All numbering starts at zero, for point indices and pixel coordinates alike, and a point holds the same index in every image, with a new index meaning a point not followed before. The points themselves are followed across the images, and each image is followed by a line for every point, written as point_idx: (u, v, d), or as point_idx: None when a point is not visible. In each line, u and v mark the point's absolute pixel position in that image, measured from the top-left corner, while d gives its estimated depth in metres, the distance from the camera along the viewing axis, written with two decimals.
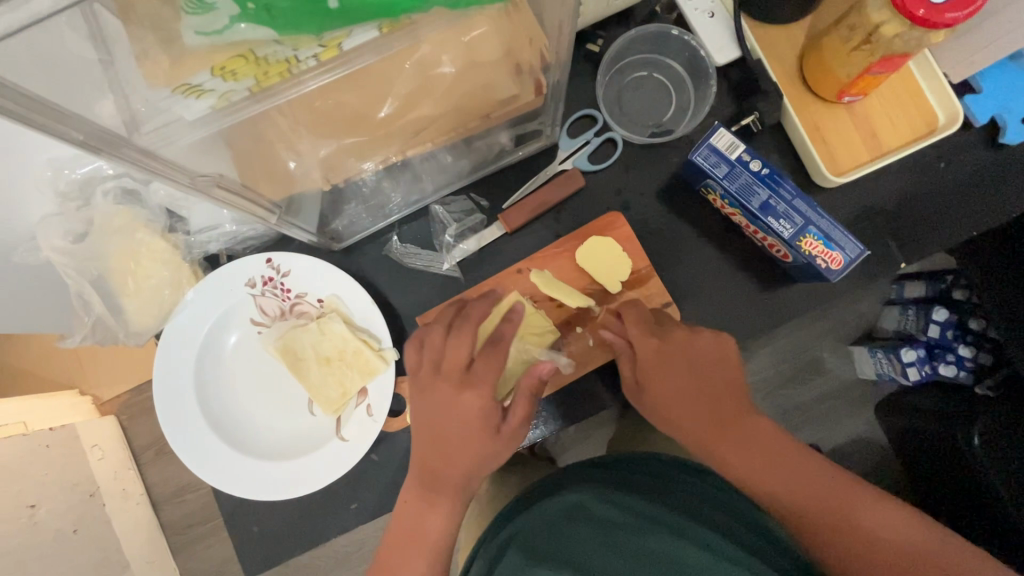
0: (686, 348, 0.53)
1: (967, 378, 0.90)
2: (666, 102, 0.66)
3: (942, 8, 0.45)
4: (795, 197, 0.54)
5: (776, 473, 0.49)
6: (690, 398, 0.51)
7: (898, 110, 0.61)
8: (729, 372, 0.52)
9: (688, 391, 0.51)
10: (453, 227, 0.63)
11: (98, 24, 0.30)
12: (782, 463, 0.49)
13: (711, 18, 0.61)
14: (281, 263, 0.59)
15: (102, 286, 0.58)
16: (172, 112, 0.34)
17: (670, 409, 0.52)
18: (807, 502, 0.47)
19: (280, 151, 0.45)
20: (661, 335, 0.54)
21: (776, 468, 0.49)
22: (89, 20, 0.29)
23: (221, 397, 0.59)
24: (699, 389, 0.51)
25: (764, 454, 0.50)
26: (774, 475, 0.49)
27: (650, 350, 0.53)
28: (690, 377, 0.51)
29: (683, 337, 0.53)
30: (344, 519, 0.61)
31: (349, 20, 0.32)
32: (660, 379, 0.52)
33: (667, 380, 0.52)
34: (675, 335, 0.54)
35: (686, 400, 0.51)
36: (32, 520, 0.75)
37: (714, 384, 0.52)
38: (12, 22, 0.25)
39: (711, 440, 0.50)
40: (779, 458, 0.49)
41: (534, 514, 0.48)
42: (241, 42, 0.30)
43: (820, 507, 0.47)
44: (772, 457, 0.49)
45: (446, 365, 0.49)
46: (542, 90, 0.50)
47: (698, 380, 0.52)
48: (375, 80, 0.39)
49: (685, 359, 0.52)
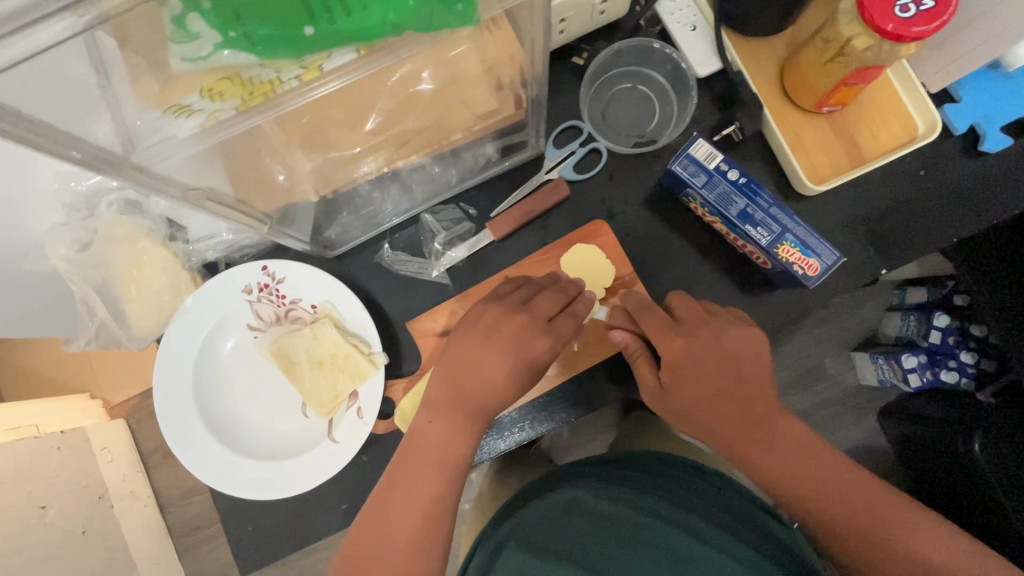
0: (714, 347, 0.51)
1: (968, 384, 0.91)
2: (650, 113, 0.67)
3: (910, 22, 0.46)
4: (772, 205, 0.56)
5: (792, 474, 0.49)
6: (716, 400, 0.51)
7: (877, 119, 0.63)
8: (758, 370, 0.52)
9: (713, 392, 0.51)
10: (442, 235, 0.65)
11: (99, 54, 0.32)
12: (806, 463, 0.49)
13: (693, 32, 0.63)
14: (276, 270, 0.61)
15: (104, 294, 0.60)
16: (165, 132, 0.36)
17: (696, 409, 0.51)
18: (825, 504, 0.48)
19: (270, 165, 0.47)
20: (685, 333, 0.52)
21: (798, 471, 0.49)
22: (92, 50, 0.31)
23: (218, 400, 0.62)
24: (726, 388, 0.51)
25: (786, 453, 0.50)
26: (799, 477, 0.49)
27: (672, 350, 0.51)
28: (717, 378, 0.51)
29: (707, 338, 0.52)
30: (335, 518, 0.63)
31: (326, 45, 0.33)
32: (683, 381, 0.51)
33: (692, 382, 0.51)
34: (701, 334, 0.52)
35: (712, 403, 0.51)
36: (42, 521, 0.78)
37: (740, 385, 0.51)
38: (20, 50, 0.27)
39: (734, 440, 0.51)
40: (801, 459, 0.50)
41: (535, 509, 0.54)
42: (225, 66, 0.33)
43: (850, 509, 0.47)
44: (791, 460, 0.49)
45: (491, 336, 0.53)
46: (522, 105, 0.52)
47: (725, 380, 0.51)
48: (357, 96, 0.41)
49: (714, 360, 0.51)
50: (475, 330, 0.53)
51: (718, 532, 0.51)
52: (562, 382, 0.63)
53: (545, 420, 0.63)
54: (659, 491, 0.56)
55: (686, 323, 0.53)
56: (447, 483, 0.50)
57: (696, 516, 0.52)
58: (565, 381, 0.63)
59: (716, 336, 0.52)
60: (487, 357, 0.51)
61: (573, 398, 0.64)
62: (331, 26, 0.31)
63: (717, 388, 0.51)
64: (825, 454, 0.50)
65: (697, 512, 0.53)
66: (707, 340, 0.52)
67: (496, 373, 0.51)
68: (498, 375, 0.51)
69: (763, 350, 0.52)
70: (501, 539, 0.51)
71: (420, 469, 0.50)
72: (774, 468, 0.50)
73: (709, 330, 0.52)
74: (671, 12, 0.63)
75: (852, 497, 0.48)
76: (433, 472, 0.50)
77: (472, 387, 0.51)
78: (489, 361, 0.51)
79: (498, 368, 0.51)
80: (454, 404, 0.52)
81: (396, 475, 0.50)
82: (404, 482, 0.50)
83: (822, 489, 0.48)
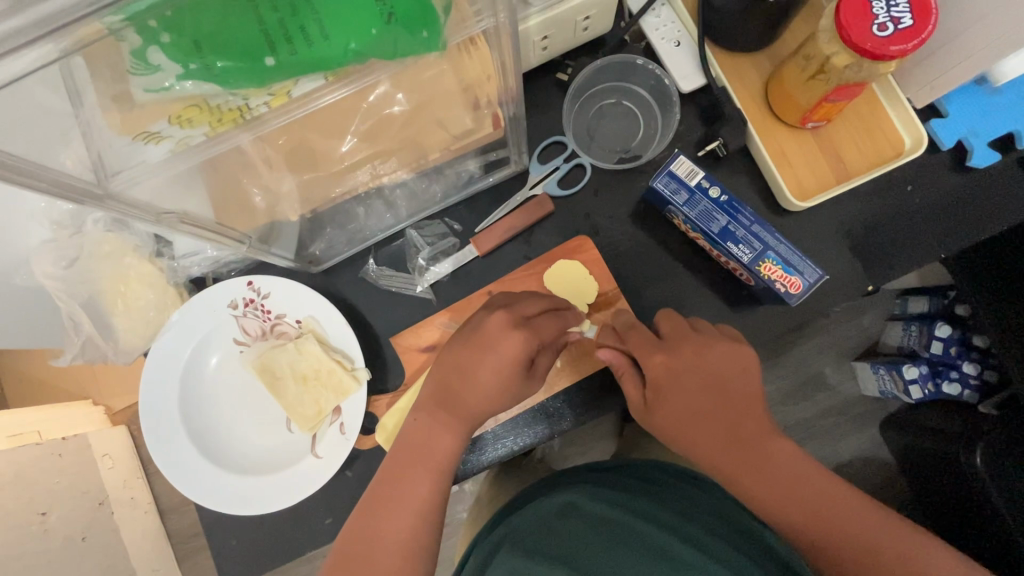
0: (698, 363, 0.51)
1: (972, 397, 0.89)
2: (635, 129, 0.68)
3: (887, 40, 0.46)
4: (754, 222, 0.56)
5: (781, 479, 0.48)
6: (702, 417, 0.50)
7: (863, 134, 0.62)
8: (750, 387, 0.51)
9: (700, 409, 0.50)
10: (426, 250, 0.65)
11: (73, 84, 0.33)
12: (799, 483, 0.47)
13: (678, 47, 0.63)
14: (261, 286, 0.62)
15: (91, 309, 0.61)
16: (138, 159, 0.37)
17: (681, 426, 0.50)
18: (818, 513, 0.46)
19: (248, 186, 0.47)
20: (669, 351, 0.52)
21: (788, 494, 0.47)
22: (66, 80, 0.32)
23: (204, 413, 0.62)
24: (715, 406, 0.50)
25: (776, 473, 0.48)
26: (788, 499, 0.47)
27: (656, 368, 0.52)
28: (701, 395, 0.50)
29: (690, 355, 0.51)
30: (319, 533, 0.63)
31: (290, 74, 0.34)
32: (667, 398, 0.51)
33: (677, 399, 0.51)
34: (684, 352, 0.52)
35: (698, 420, 0.50)
36: (43, 527, 0.79)
37: (727, 404, 0.50)
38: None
39: (721, 458, 0.49)
40: (797, 474, 0.48)
41: (527, 517, 0.55)
42: (192, 95, 0.34)
43: (843, 539, 0.44)
44: (784, 472, 0.48)
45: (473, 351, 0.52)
46: (500, 123, 0.52)
47: (713, 399, 0.50)
48: (332, 118, 0.41)
49: (700, 377, 0.51)
50: (462, 341, 0.53)
51: (709, 537, 0.50)
52: (546, 398, 0.63)
53: (529, 435, 0.63)
54: (653, 496, 0.56)
55: (670, 341, 0.53)
56: (423, 508, 0.48)
57: (689, 521, 0.52)
58: (549, 397, 0.63)
59: (699, 352, 0.52)
60: (473, 359, 0.51)
61: (557, 414, 0.63)
62: (291, 57, 0.32)
63: (703, 405, 0.50)
64: (820, 477, 0.47)
65: (690, 517, 0.53)
66: (691, 357, 0.51)
67: (482, 378, 0.51)
68: (480, 392, 0.51)
69: (750, 364, 0.51)
70: (495, 543, 0.53)
71: (409, 481, 0.49)
72: (767, 487, 0.47)
73: (691, 347, 0.52)
74: (655, 28, 0.63)
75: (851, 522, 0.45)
76: (419, 481, 0.49)
77: (455, 396, 0.51)
78: (474, 367, 0.51)
79: (483, 385, 0.51)
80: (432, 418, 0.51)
81: (386, 475, 0.50)
82: (385, 491, 0.49)
83: (812, 514, 0.46)
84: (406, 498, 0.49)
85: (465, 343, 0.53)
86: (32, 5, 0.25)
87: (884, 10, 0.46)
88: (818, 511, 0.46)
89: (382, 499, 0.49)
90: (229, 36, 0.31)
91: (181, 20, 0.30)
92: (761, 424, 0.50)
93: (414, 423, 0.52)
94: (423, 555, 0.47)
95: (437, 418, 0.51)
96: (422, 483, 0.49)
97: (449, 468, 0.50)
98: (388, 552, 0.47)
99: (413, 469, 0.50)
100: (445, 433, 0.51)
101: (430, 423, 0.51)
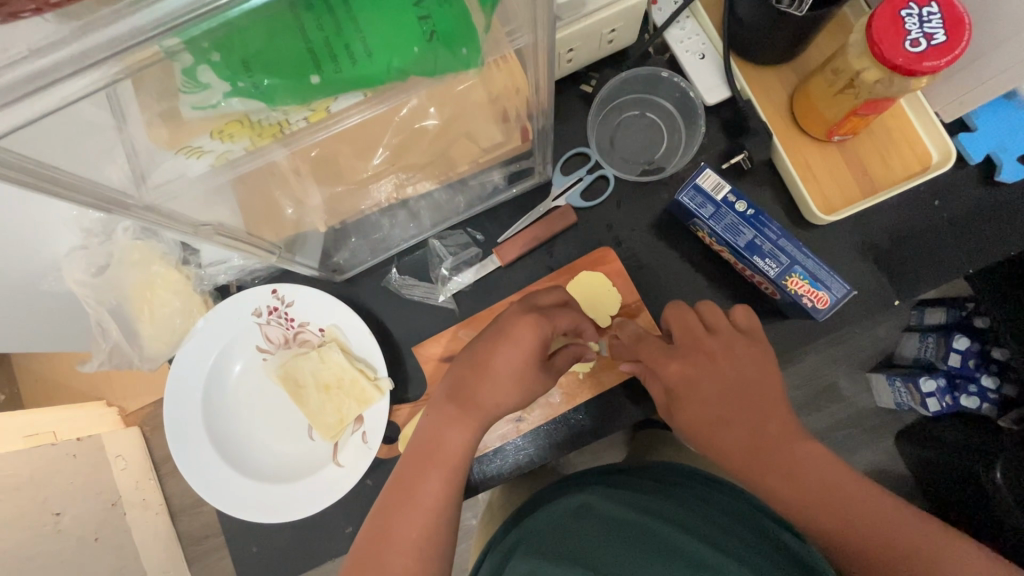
0: (717, 370, 0.50)
1: (990, 410, 0.87)
2: (658, 141, 0.68)
3: (922, 56, 0.45)
4: (780, 237, 0.55)
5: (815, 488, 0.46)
6: (723, 423, 0.49)
7: (889, 149, 0.62)
8: (774, 392, 0.50)
9: (720, 416, 0.49)
10: (449, 261, 0.65)
11: (121, 107, 0.33)
12: (823, 481, 0.46)
13: (703, 60, 0.63)
14: (285, 294, 0.62)
15: (119, 315, 0.62)
16: (176, 171, 0.38)
17: (704, 433, 0.49)
18: (852, 528, 0.44)
19: (279, 197, 0.48)
20: (683, 358, 0.51)
21: (813, 495, 0.45)
22: (113, 102, 0.32)
23: (226, 420, 0.62)
24: (741, 417, 0.48)
25: (799, 475, 0.46)
26: (813, 504, 0.45)
27: (672, 376, 0.51)
28: (720, 401, 0.49)
29: (706, 362, 0.51)
30: (339, 541, 0.63)
31: (331, 92, 0.35)
32: (687, 405, 0.50)
33: (697, 405, 0.50)
34: (700, 359, 0.51)
35: (718, 426, 0.49)
36: (57, 528, 0.77)
37: (757, 416, 0.48)
38: (51, 105, 0.27)
39: (753, 471, 0.47)
40: (834, 486, 0.45)
41: (546, 520, 0.55)
42: (235, 112, 0.34)
43: (875, 543, 0.43)
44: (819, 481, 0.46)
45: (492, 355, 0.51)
46: (529, 135, 0.53)
47: (736, 408, 0.49)
48: (365, 133, 0.42)
49: (720, 383, 0.49)
50: (482, 346, 0.52)
51: (725, 538, 0.50)
52: (567, 410, 0.63)
53: (549, 446, 0.63)
54: (670, 497, 0.57)
55: (682, 348, 0.52)
56: (444, 517, 0.48)
57: (706, 522, 0.52)
58: (571, 408, 0.63)
59: (712, 358, 0.51)
60: (486, 356, 0.51)
61: (578, 425, 0.63)
62: (335, 74, 0.33)
63: (725, 414, 0.49)
64: (855, 485, 0.45)
65: (708, 518, 0.53)
66: (706, 363, 0.51)
67: (503, 372, 0.51)
68: (505, 399, 0.51)
69: (769, 365, 0.51)
70: (511, 546, 0.53)
71: (434, 487, 0.49)
72: (795, 492, 0.46)
73: (705, 352, 0.51)
74: (679, 40, 0.63)
75: (881, 526, 0.43)
76: (433, 481, 0.49)
77: (476, 396, 0.51)
78: (491, 361, 0.51)
79: (506, 393, 0.51)
80: (447, 421, 0.51)
81: (401, 474, 0.50)
82: (401, 491, 0.49)
83: (836, 520, 0.44)
84: (422, 500, 0.48)
85: (483, 347, 0.52)
86: (92, 32, 0.26)
87: (917, 26, 0.46)
88: (850, 515, 0.44)
89: (396, 501, 0.48)
90: (278, 57, 0.31)
91: (231, 40, 0.29)
92: (787, 426, 0.48)
93: (425, 419, 0.52)
94: (435, 554, 0.46)
95: (445, 413, 0.51)
96: (437, 490, 0.48)
97: (462, 471, 0.50)
98: (399, 552, 0.46)
99: (430, 473, 0.49)
100: (457, 430, 0.50)
101: (445, 422, 0.51)
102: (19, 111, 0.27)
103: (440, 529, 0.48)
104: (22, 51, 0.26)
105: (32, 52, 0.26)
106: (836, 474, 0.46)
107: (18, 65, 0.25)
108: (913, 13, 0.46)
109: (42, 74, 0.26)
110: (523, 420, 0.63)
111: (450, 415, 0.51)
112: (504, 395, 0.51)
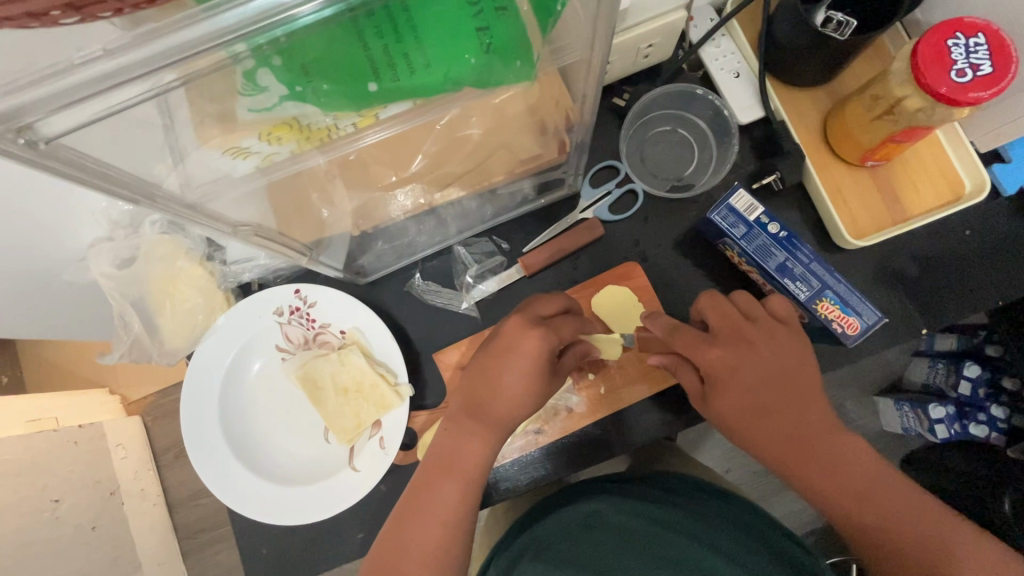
0: (747, 375, 0.47)
1: (999, 440, 0.85)
2: (688, 159, 0.68)
3: (967, 86, 0.45)
4: (812, 260, 0.55)
5: (850, 498, 0.45)
6: (756, 436, 0.47)
7: (925, 177, 0.61)
8: (817, 408, 0.47)
9: (749, 432, 0.48)
10: (473, 268, 0.65)
11: (173, 112, 0.33)
12: (851, 492, 0.45)
13: (737, 79, 0.63)
14: (308, 294, 0.62)
15: (140, 308, 0.62)
16: (221, 171, 0.38)
17: (742, 431, 0.48)
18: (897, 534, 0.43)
19: (310, 198, 0.47)
20: (723, 345, 0.49)
21: (840, 504, 0.45)
22: (165, 110, 0.32)
23: (241, 417, 0.62)
24: (771, 437, 0.47)
25: (826, 490, 0.45)
26: (847, 510, 0.45)
27: (710, 365, 0.48)
28: (751, 418, 0.47)
29: (746, 349, 0.48)
30: (348, 547, 0.63)
31: (384, 100, 0.35)
32: (725, 398, 0.48)
33: (738, 396, 0.47)
34: (738, 345, 0.48)
35: (746, 436, 0.48)
36: (55, 515, 0.75)
37: (794, 434, 0.46)
38: (113, 101, 0.28)
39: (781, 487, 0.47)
40: (867, 496, 0.44)
41: (559, 529, 0.55)
42: (287, 114, 0.34)
43: (912, 543, 0.42)
44: (853, 489, 0.45)
45: (508, 354, 0.50)
46: (565, 148, 0.54)
47: (778, 403, 0.47)
48: (407, 140, 0.42)
49: (764, 372, 0.47)
50: (497, 349, 0.51)
51: (739, 549, 0.51)
52: (586, 424, 0.62)
53: (564, 461, 0.62)
54: (686, 507, 0.56)
55: (720, 336, 0.49)
56: (457, 527, 0.47)
57: (721, 536, 0.52)
58: (590, 423, 0.62)
59: (753, 348, 0.48)
60: (501, 364, 0.50)
61: (595, 438, 0.62)
62: (392, 82, 0.33)
63: (753, 433, 0.47)
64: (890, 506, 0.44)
65: (722, 532, 0.53)
66: (747, 353, 0.48)
67: (516, 379, 0.49)
68: (518, 404, 0.50)
69: (810, 358, 0.48)
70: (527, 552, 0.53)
71: (455, 492, 0.48)
72: (822, 502, 0.46)
73: (746, 340, 0.48)
74: (715, 57, 0.63)
75: (918, 538, 0.42)
76: (447, 491, 0.48)
77: (493, 401, 0.50)
78: (504, 368, 0.49)
79: (518, 400, 0.49)
80: (461, 417, 0.51)
81: (419, 479, 0.49)
82: (420, 494, 0.48)
83: (862, 531, 0.44)
84: (439, 505, 0.48)
85: (500, 356, 0.51)
86: (165, 35, 0.26)
87: (963, 56, 0.45)
88: (885, 524, 0.43)
89: (410, 507, 0.48)
90: (340, 64, 0.31)
91: (292, 47, 0.29)
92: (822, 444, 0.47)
93: (443, 428, 0.51)
94: (451, 559, 0.46)
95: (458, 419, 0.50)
96: (444, 498, 0.48)
97: (479, 478, 0.49)
98: (416, 556, 0.46)
99: (444, 478, 0.49)
100: (473, 435, 0.49)
101: (459, 429, 0.50)
102: (85, 107, 0.27)
103: (458, 536, 0.47)
104: (96, 50, 0.25)
105: (107, 52, 0.25)
106: (875, 488, 0.44)
107: (91, 64, 0.25)
108: (959, 43, 0.45)
109: (114, 73, 0.26)
110: (540, 433, 0.62)
111: (467, 422, 0.50)
112: (520, 404, 0.49)
